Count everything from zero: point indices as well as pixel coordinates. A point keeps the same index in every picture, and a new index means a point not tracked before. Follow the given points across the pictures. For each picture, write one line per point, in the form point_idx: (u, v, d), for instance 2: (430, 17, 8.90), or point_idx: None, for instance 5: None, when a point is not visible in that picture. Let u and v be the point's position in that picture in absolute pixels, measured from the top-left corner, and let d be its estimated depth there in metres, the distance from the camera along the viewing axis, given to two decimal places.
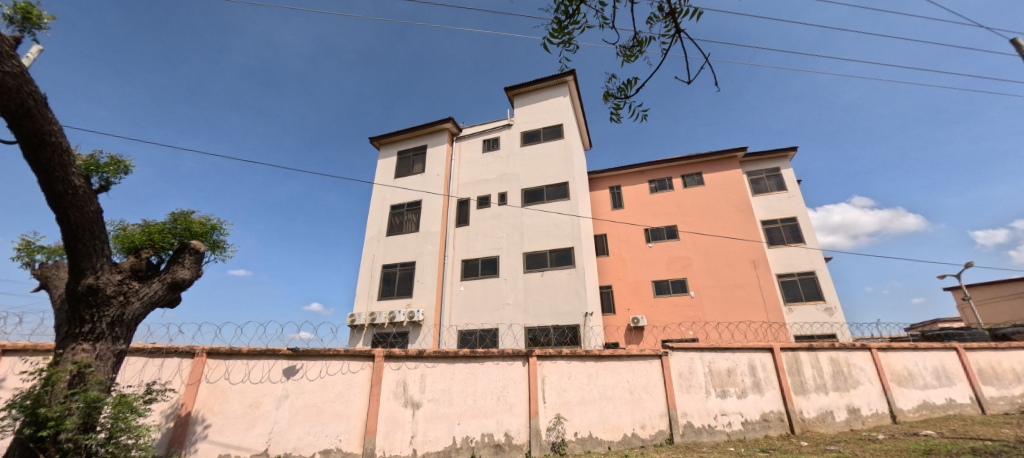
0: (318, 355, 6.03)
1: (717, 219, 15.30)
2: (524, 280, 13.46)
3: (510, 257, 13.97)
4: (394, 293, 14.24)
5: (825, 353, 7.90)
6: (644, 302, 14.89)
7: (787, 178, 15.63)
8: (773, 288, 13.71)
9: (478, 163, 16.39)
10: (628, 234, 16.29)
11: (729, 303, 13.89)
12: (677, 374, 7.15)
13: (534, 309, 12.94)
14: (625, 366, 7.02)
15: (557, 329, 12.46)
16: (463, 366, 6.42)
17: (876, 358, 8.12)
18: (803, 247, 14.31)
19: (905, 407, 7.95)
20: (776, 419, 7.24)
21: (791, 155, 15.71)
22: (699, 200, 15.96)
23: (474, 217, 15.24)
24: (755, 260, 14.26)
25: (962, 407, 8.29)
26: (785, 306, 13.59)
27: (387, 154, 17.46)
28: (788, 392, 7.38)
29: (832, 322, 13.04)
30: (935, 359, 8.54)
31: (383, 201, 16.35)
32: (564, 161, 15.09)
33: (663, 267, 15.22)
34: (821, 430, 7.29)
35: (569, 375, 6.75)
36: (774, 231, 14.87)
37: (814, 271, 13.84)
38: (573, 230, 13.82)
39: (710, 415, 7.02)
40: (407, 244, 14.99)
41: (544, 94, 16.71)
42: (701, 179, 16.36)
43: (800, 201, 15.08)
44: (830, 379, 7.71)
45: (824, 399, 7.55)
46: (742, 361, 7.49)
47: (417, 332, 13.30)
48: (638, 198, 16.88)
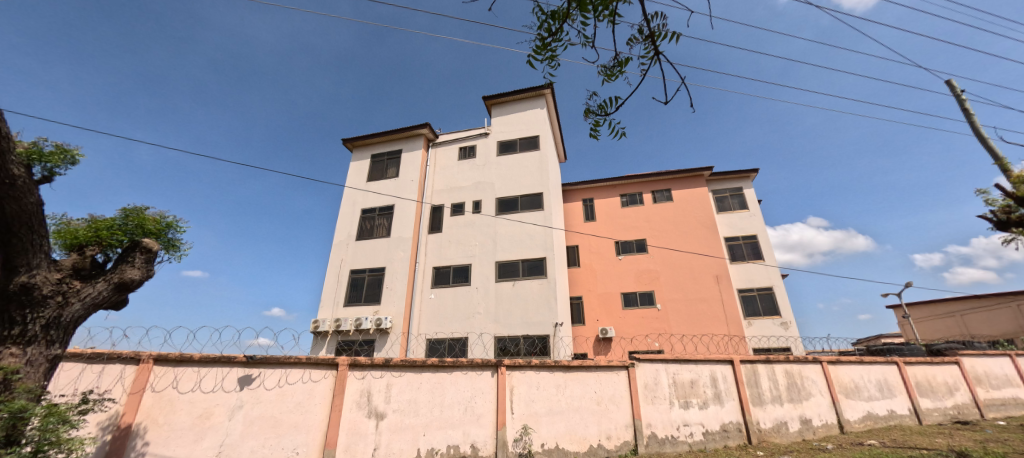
0: (277, 363, 5.76)
1: (683, 235, 15.88)
2: (495, 289, 13.43)
3: (482, 265, 13.94)
4: (361, 300, 13.84)
5: (781, 366, 8.30)
6: (613, 314, 15.15)
7: (749, 198, 16.45)
8: (734, 302, 14.31)
9: (454, 169, 16.33)
10: (599, 246, 16.58)
11: (693, 316, 14.39)
12: (643, 385, 7.31)
13: (505, 318, 12.90)
14: (593, 377, 7.11)
15: (527, 339, 12.47)
16: (431, 375, 6.30)
17: (827, 371, 8.60)
18: (763, 264, 15.04)
19: (852, 417, 8.43)
20: (735, 429, 7.50)
21: (753, 176, 16.61)
22: (667, 215, 16.50)
23: (447, 224, 15.11)
24: (718, 275, 14.85)
25: (901, 418, 8.87)
26: (745, 321, 14.17)
27: (361, 156, 17.08)
28: (746, 404, 7.66)
29: (787, 336, 13.71)
30: (878, 373, 9.12)
31: (354, 204, 15.97)
32: (539, 172, 15.28)
33: (631, 279, 15.59)
34: (776, 440, 7.60)
35: (538, 385, 6.76)
36: (736, 248, 15.58)
37: (771, 287, 14.57)
38: (545, 240, 13.97)
39: (673, 425, 7.18)
40: (377, 250, 14.67)
41: (521, 106, 16.89)
42: (670, 195, 16.94)
43: (760, 220, 15.88)
44: (785, 391, 8.08)
45: (779, 410, 7.89)
46: (704, 373, 7.75)
47: (384, 340, 12.97)
48: (609, 211, 17.26)
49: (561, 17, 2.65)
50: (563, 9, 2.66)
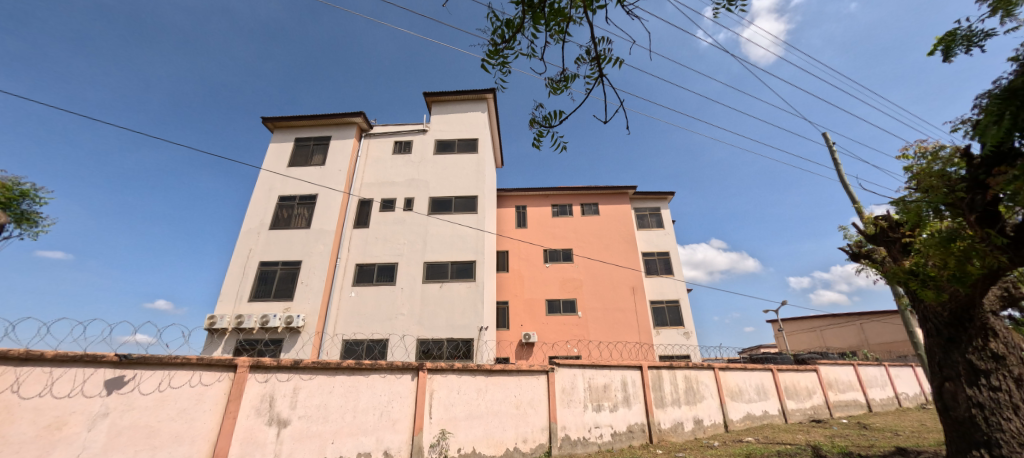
0: (159, 363, 4.99)
1: (606, 247, 16.91)
2: (421, 290, 13.08)
3: (409, 265, 13.50)
4: (270, 295, 12.62)
5: (681, 372, 9.18)
6: (536, 320, 15.57)
7: (665, 218, 18.03)
8: (646, 312, 15.56)
9: (387, 163, 15.66)
10: (528, 252, 16.96)
11: (609, 324, 15.36)
12: (561, 389, 7.61)
13: (429, 321, 12.61)
14: (513, 381, 7.22)
15: (451, 342, 12.31)
16: (345, 379, 5.94)
17: (717, 376, 9.70)
18: (672, 278, 16.55)
19: (735, 417, 9.58)
20: (639, 430, 8.11)
21: (669, 198, 18.27)
22: (594, 228, 17.44)
23: (375, 220, 14.40)
24: (634, 287, 16.03)
25: (772, 418, 10.28)
26: (653, 330, 15.45)
27: (283, 138, 15.63)
28: (650, 406, 8.34)
29: (688, 344, 15.22)
30: (757, 378, 10.49)
31: (271, 190, 14.55)
32: (475, 175, 15.27)
33: (556, 287, 16.18)
34: (672, 439, 8.35)
35: (459, 389, 6.69)
36: (650, 262, 16.96)
37: (677, 300, 16.09)
38: (476, 243, 13.98)
39: (585, 427, 7.56)
40: (294, 241, 13.51)
41: (463, 107, 16.76)
42: (597, 209, 17.94)
43: (673, 239, 17.48)
44: (683, 395, 8.94)
45: (677, 412, 8.69)
46: (616, 378, 8.29)
47: (294, 340, 11.96)
48: (541, 219, 17.77)
49: (515, 26, 2.67)
50: (518, 19, 2.67)
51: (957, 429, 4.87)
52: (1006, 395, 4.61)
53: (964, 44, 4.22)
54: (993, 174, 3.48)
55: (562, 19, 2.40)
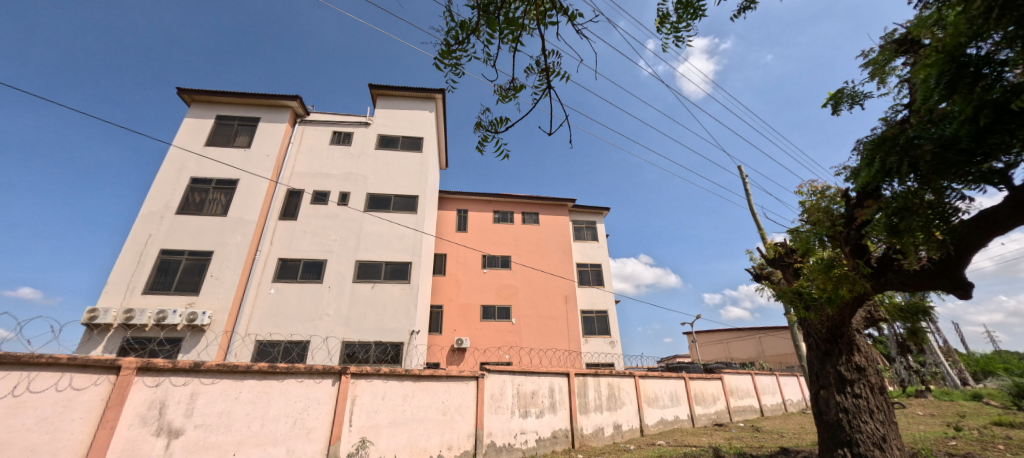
0: (14, 363, 4.16)
1: (543, 256, 17.33)
2: (350, 290, 12.39)
3: (339, 263, 12.75)
4: (171, 288, 11.19)
5: (605, 379, 9.65)
6: (470, 325, 15.45)
7: (599, 231, 18.94)
8: (576, 321, 16.17)
9: (322, 153, 14.70)
10: (466, 257, 16.82)
11: (541, 331, 15.72)
12: (489, 395, 7.61)
13: (357, 322, 11.97)
14: (442, 386, 7.07)
15: (378, 346, 11.79)
16: (255, 384, 5.41)
17: (637, 383, 10.33)
18: (602, 289, 17.39)
19: (650, 422, 10.25)
20: (563, 435, 8.34)
21: (604, 213, 19.25)
22: (533, 237, 17.80)
23: (304, 212, 13.42)
24: (567, 296, 16.60)
25: (682, 422, 11.15)
26: (582, 338, 16.08)
27: (202, 113, 14.03)
28: (574, 412, 8.64)
29: (612, 353, 16.05)
30: (671, 386, 11.35)
31: (182, 170, 12.98)
32: (418, 175, 14.89)
33: (492, 293, 16.22)
34: (593, 443, 8.71)
35: (384, 395, 6.41)
36: (584, 273, 17.68)
37: (606, 310, 16.93)
38: (414, 245, 13.61)
39: (511, 433, 7.62)
40: (205, 229, 12.14)
41: (410, 103, 16.30)
42: (537, 219, 18.35)
43: (605, 252, 18.40)
44: (605, 401, 9.39)
45: (599, 417, 9.10)
46: (544, 384, 8.49)
47: (196, 340, 10.70)
48: (481, 224, 17.75)
49: (468, 28, 2.65)
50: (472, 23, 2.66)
51: (827, 431, 5.64)
52: (864, 402, 5.46)
53: (848, 101, 4.99)
54: (862, 213, 4.15)
55: (515, 28, 2.42)
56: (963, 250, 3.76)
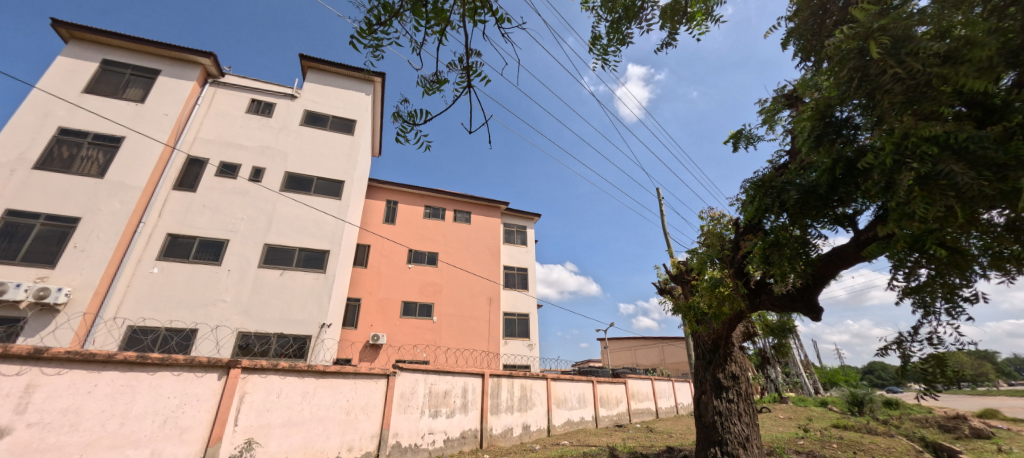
0: None
1: (472, 256, 17.27)
2: (254, 275, 11.24)
3: (244, 244, 11.49)
4: (16, 258, 9.22)
5: (518, 380, 9.84)
6: (388, 321, 14.82)
7: (528, 236, 19.37)
8: (497, 323, 16.36)
9: (235, 121, 13.12)
10: (391, 250, 16.08)
11: (462, 331, 15.64)
12: (399, 394, 7.34)
13: (258, 312, 10.89)
14: (348, 384, 6.67)
15: (281, 339, 10.86)
16: (117, 377, 4.64)
17: (548, 385, 10.70)
18: (526, 293, 17.78)
19: (557, 423, 10.64)
20: (471, 436, 8.31)
21: (535, 219, 19.75)
22: (463, 235, 17.64)
23: (206, 184, 11.88)
24: (491, 297, 16.73)
25: (587, 423, 11.75)
26: (502, 340, 16.28)
27: (82, 54, 11.80)
28: (485, 413, 8.67)
29: (529, 355, 16.48)
30: (580, 389, 11.94)
31: (47, 116, 10.79)
32: (346, 159, 14.01)
33: (415, 289, 15.75)
34: (501, 443, 8.81)
35: (279, 392, 5.87)
36: (510, 276, 17.92)
37: (527, 313, 17.34)
38: (334, 233, 12.78)
39: (418, 434, 7.41)
40: (73, 191, 10.21)
41: (345, 82, 15.22)
42: (469, 218, 18.23)
43: (532, 257, 18.85)
44: (517, 402, 9.57)
45: (509, 418, 9.23)
46: (458, 384, 8.41)
47: (44, 322, 8.93)
48: (411, 218, 17.14)
49: (393, 11, 2.51)
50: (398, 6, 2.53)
51: (703, 431, 6.29)
52: (735, 406, 6.19)
53: (745, 142, 5.67)
54: (745, 241, 4.74)
55: (441, 20, 2.35)
56: (817, 279, 4.45)
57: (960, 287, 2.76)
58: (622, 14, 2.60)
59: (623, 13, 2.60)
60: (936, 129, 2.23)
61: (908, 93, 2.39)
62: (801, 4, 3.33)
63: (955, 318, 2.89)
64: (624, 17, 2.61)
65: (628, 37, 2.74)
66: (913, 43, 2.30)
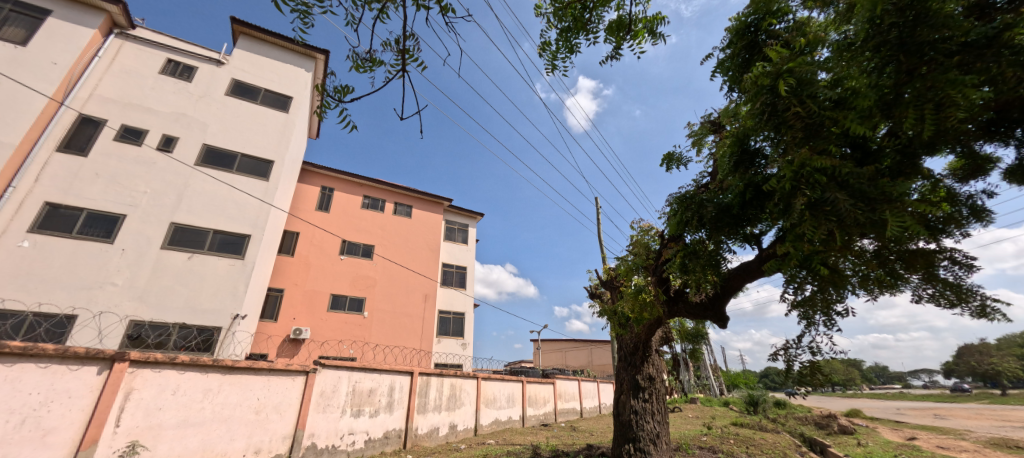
0: None
1: (410, 251, 16.78)
2: (156, 257, 9.98)
3: (146, 222, 10.15)
4: None
5: (448, 379, 9.72)
6: (313, 314, 13.88)
7: (470, 235, 19.26)
8: (431, 320, 16.07)
9: (144, 80, 11.50)
10: (322, 239, 15.06)
11: (393, 328, 15.14)
12: (318, 392, 6.89)
13: (158, 298, 9.69)
14: (260, 381, 6.13)
15: (184, 330, 9.79)
16: None
17: (478, 385, 10.70)
18: (463, 292, 17.64)
19: (484, 422, 10.65)
20: (395, 436, 8.02)
21: (478, 218, 19.70)
22: (402, 229, 17.06)
23: (102, 149, 10.29)
24: (426, 294, 16.40)
25: (514, 422, 11.90)
26: (435, 338, 15.98)
27: None
28: (411, 412, 8.44)
29: (462, 354, 16.35)
30: (510, 388, 12.08)
31: None
32: (277, 138, 12.91)
33: (346, 282, 14.94)
34: (425, 443, 8.61)
35: (175, 389, 5.23)
36: (448, 274, 17.65)
37: (463, 312, 17.21)
38: (257, 217, 11.76)
39: (337, 434, 7.01)
40: None
41: (283, 54, 13.95)
42: (409, 212, 17.67)
43: (472, 256, 18.76)
44: (445, 401, 9.43)
45: (436, 417, 9.07)
46: (384, 382, 8.10)
47: None
48: (347, 206, 16.15)
49: None
50: None
51: (620, 429, 6.67)
52: (649, 405, 6.64)
53: (675, 161, 6.10)
54: (668, 252, 5.11)
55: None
56: (725, 291, 4.92)
57: (834, 302, 3.22)
58: (572, 25, 2.67)
59: (573, 23, 2.68)
60: (824, 164, 2.56)
61: (806, 130, 2.71)
62: (732, 39, 3.64)
63: (829, 329, 3.34)
64: (573, 28, 2.69)
65: (575, 48, 2.84)
66: (813, 87, 2.61)
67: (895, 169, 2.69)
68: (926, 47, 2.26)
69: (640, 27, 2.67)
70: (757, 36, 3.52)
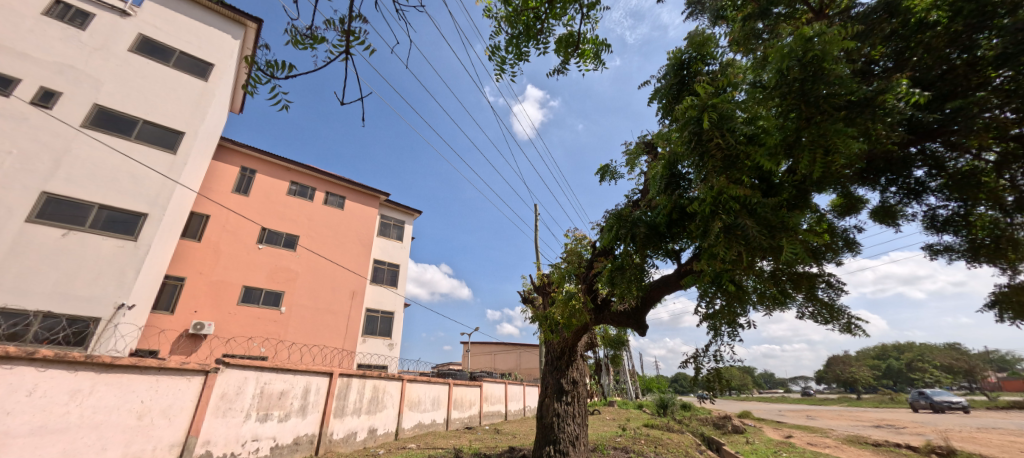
0: None
1: (339, 245, 15.80)
2: (17, 233, 8.43)
3: (6, 189, 8.49)
4: None
5: (370, 381, 9.26)
6: (219, 307, 12.48)
7: (405, 232, 18.64)
8: (357, 319, 15.24)
9: (18, 18, 9.55)
10: (238, 225, 13.61)
11: (313, 326, 14.14)
12: (219, 395, 6.18)
13: (16, 282, 8.18)
14: (146, 382, 5.34)
15: (48, 320, 8.37)
16: None
17: (403, 387, 10.33)
18: (394, 290, 16.99)
19: (406, 426, 10.28)
20: (306, 442, 7.44)
21: (415, 216, 19.14)
22: (332, 221, 16.01)
23: None
24: (354, 291, 15.54)
25: (437, 426, 11.65)
26: (360, 337, 15.17)
27: None
28: (327, 416, 7.88)
29: (388, 355, 15.70)
30: (435, 391, 11.83)
31: None
32: (191, 107, 11.46)
33: (262, 274, 13.65)
34: (340, 449, 8.08)
35: (30, 391, 4.37)
36: (379, 271, 16.89)
37: (392, 311, 16.56)
38: (158, 194, 10.38)
39: (238, 441, 6.32)
40: None
41: (206, 14, 12.35)
42: (342, 203, 16.65)
43: (406, 254, 18.16)
44: (366, 404, 8.96)
45: (354, 421, 8.57)
46: (298, 384, 7.49)
47: None
48: (270, 191, 14.77)
49: None
50: None
51: (542, 431, 6.82)
52: (571, 408, 6.87)
53: (611, 176, 6.43)
54: (599, 262, 5.35)
55: None
56: (647, 301, 5.27)
57: (737, 316, 3.60)
58: (523, 33, 2.68)
59: (525, 31, 2.68)
60: (737, 192, 2.84)
61: (725, 161, 2.98)
62: (669, 70, 3.92)
63: (732, 339, 3.72)
64: (525, 35, 2.70)
65: (525, 56, 2.85)
66: (732, 123, 2.89)
67: (793, 202, 3.08)
68: (823, 101, 2.60)
69: (587, 46, 2.77)
70: (690, 70, 3.83)
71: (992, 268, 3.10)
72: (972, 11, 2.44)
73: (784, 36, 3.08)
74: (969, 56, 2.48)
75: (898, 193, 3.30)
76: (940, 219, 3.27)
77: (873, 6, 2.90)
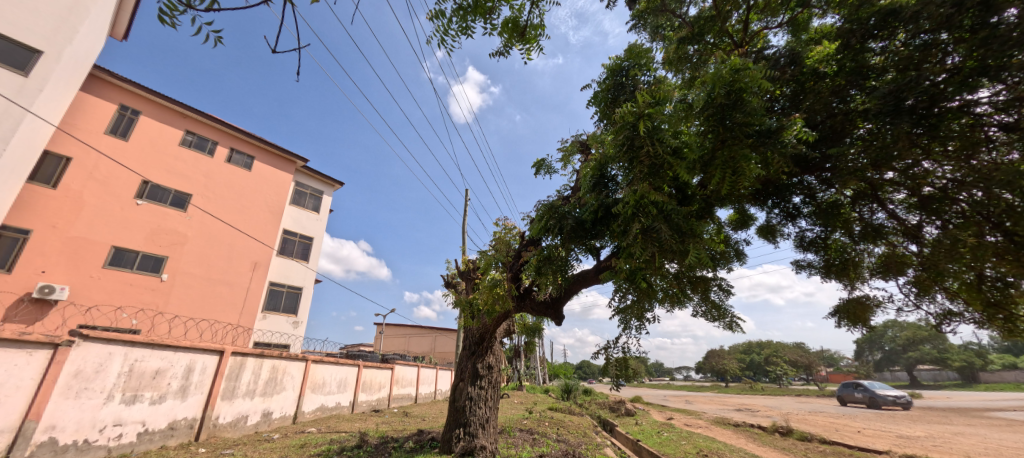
0: None
1: (242, 210, 14.10)
2: None
3: None
4: None
5: (269, 361, 8.50)
6: (77, 270, 10.46)
7: (323, 204, 17.26)
8: (258, 293, 13.84)
9: None
10: (110, 174, 11.43)
11: (202, 298, 12.53)
12: (71, 372, 5.19)
13: None
14: None
15: None
16: None
17: (307, 368, 9.70)
18: (304, 265, 15.68)
19: (307, 409, 9.64)
20: (184, 426, 6.60)
21: (336, 187, 17.80)
22: (235, 182, 14.19)
23: None
24: (256, 263, 14.04)
25: (342, 408, 11.11)
26: (260, 313, 13.79)
27: None
28: (213, 398, 7.09)
29: (291, 334, 14.53)
30: (343, 373, 11.27)
31: None
32: (55, 23, 9.25)
33: (140, 234, 11.69)
34: (226, 435, 7.29)
35: None
36: (289, 243, 15.43)
37: (300, 287, 15.30)
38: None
39: (95, 427, 5.41)
40: None
41: None
42: (249, 164, 14.81)
43: (322, 227, 16.84)
44: (261, 385, 8.22)
45: (245, 404, 7.80)
46: (179, 363, 6.59)
47: None
48: (158, 139, 12.57)
49: None
50: None
51: (454, 414, 6.88)
52: (484, 392, 7.00)
53: (544, 170, 6.61)
54: (526, 251, 5.50)
55: None
56: (565, 293, 5.56)
57: (644, 310, 3.96)
58: (470, 6, 2.57)
59: (472, 5, 2.58)
60: (654, 197, 3.07)
61: (650, 168, 3.22)
62: (607, 75, 4.15)
63: (638, 332, 4.08)
64: (474, 11, 2.61)
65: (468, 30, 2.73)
66: (660, 134, 3.13)
67: (700, 213, 3.45)
68: (738, 128, 2.89)
69: (536, 36, 2.79)
70: (627, 78, 4.07)
71: (838, 284, 3.76)
72: (852, 70, 2.92)
73: (710, 65, 3.40)
74: (846, 106, 2.95)
75: (779, 215, 3.87)
76: (807, 240, 3.88)
77: (781, 51, 3.38)
